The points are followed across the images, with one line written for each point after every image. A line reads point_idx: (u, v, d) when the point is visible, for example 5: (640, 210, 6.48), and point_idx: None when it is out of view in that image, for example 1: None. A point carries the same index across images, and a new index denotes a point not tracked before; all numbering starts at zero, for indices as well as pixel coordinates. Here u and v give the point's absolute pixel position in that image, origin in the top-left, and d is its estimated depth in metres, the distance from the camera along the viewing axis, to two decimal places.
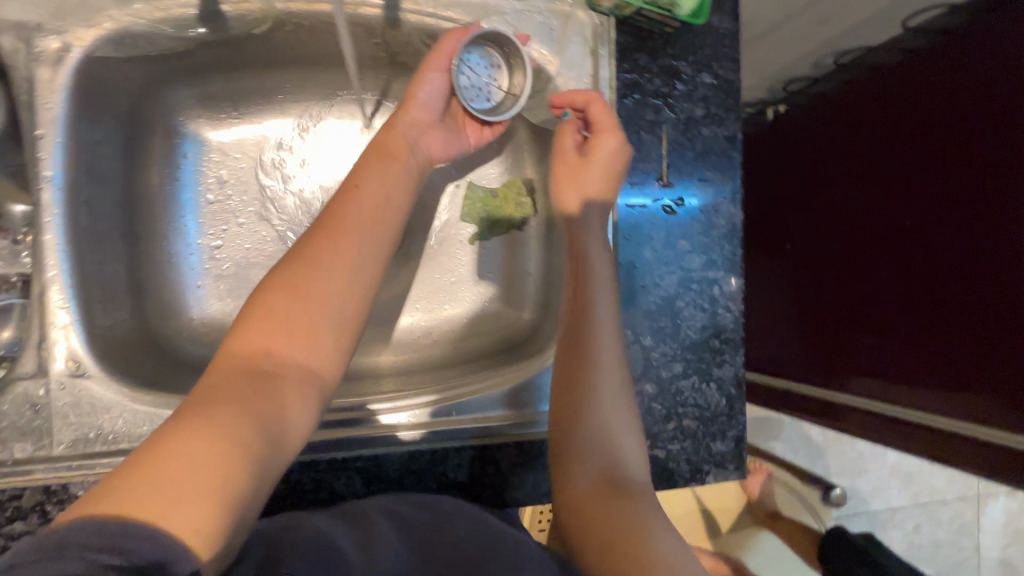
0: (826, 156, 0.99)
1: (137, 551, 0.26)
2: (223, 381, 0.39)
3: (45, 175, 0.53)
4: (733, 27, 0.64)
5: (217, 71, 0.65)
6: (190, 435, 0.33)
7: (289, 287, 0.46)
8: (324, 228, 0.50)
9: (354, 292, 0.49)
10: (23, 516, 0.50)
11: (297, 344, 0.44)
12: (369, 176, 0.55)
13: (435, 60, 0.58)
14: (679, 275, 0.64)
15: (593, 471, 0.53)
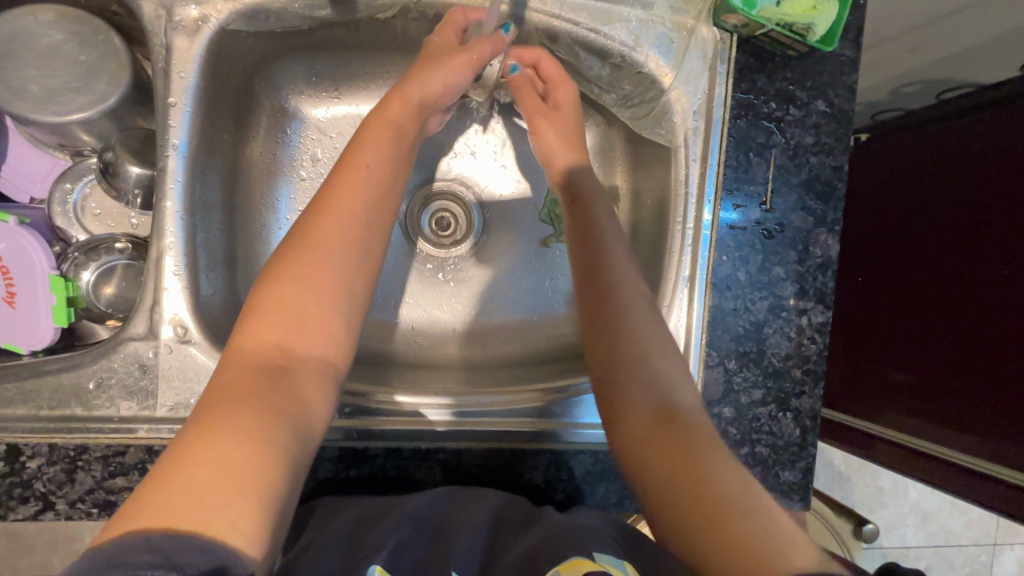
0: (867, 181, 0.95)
1: (192, 564, 0.30)
2: (239, 378, 0.41)
3: (171, 142, 0.54)
4: (854, 54, 0.63)
5: (329, 51, 0.65)
6: (220, 436, 0.36)
7: (296, 279, 0.46)
8: (321, 208, 0.49)
9: (366, 271, 0.49)
10: (125, 472, 0.51)
11: (309, 336, 0.45)
12: (369, 151, 0.53)
13: (463, 56, 0.59)
14: (770, 302, 0.64)
15: (648, 402, 0.51)
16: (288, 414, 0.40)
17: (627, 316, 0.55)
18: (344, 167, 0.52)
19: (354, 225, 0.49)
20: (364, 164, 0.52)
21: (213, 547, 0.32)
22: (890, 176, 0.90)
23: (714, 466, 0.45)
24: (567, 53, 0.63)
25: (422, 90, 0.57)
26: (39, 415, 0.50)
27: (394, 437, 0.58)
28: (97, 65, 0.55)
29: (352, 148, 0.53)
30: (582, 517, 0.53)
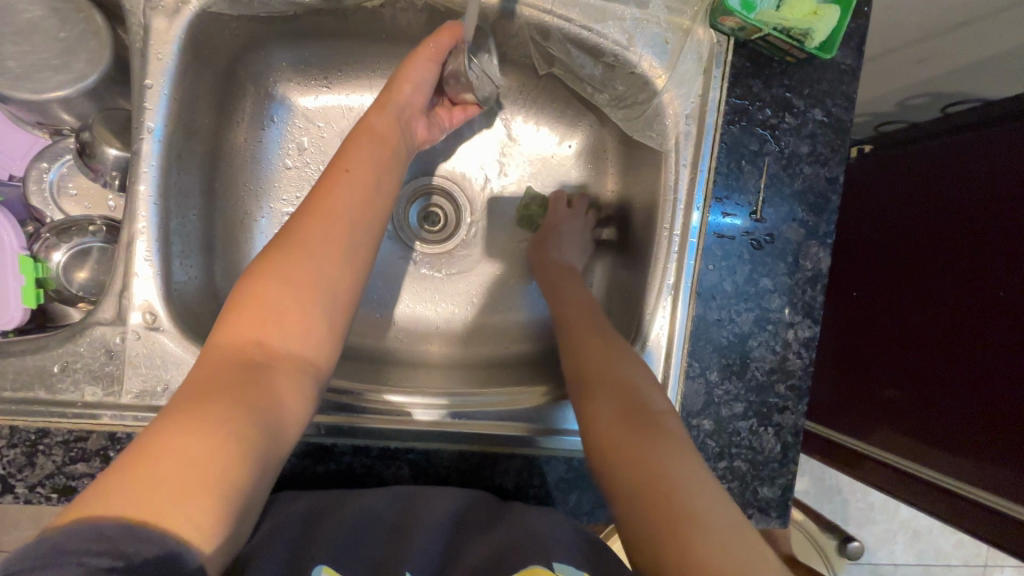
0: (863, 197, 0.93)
1: (138, 552, 0.30)
2: (213, 374, 0.40)
3: (147, 126, 0.53)
4: (855, 63, 0.61)
5: (317, 38, 0.63)
6: (192, 429, 0.35)
7: (277, 278, 0.45)
8: (305, 210, 0.49)
9: (348, 273, 0.49)
10: (87, 458, 0.51)
11: (287, 334, 0.44)
12: (353, 157, 0.53)
13: (423, 54, 0.59)
14: (756, 314, 0.62)
15: (612, 409, 0.52)
16: (257, 410, 0.39)
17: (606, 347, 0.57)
18: (329, 173, 0.52)
19: (339, 228, 0.49)
20: (346, 169, 0.52)
21: (160, 538, 0.31)
22: (890, 192, 0.88)
23: (679, 476, 0.45)
24: (559, 50, 0.62)
25: (392, 95, 0.58)
26: (1, 396, 0.50)
27: (364, 435, 0.57)
28: (76, 43, 0.54)
29: (340, 156, 0.53)
30: (547, 518, 0.52)
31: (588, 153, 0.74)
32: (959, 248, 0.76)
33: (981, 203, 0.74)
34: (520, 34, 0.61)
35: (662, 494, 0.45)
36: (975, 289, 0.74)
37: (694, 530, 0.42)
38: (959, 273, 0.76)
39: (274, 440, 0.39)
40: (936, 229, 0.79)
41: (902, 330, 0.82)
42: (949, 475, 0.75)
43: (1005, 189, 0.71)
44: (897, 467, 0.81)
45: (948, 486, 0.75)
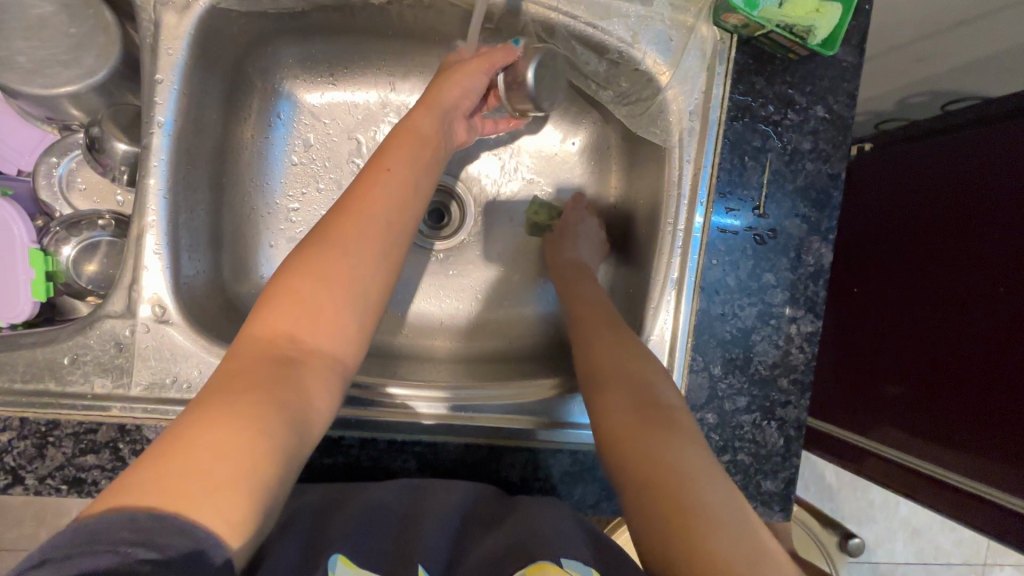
0: (866, 197, 0.93)
1: (172, 546, 0.30)
2: (245, 368, 0.41)
3: (157, 120, 0.53)
4: (857, 60, 0.62)
5: (325, 35, 0.64)
6: (222, 421, 0.36)
7: (314, 275, 0.45)
8: (343, 207, 0.48)
9: (382, 273, 0.48)
10: (96, 450, 0.51)
11: (320, 334, 0.44)
12: (393, 154, 0.52)
13: (475, 64, 0.60)
14: (759, 309, 0.63)
15: (626, 402, 0.52)
16: (283, 404, 0.39)
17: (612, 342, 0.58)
18: (367, 170, 0.52)
19: (378, 228, 0.48)
20: (385, 167, 0.51)
21: (192, 530, 0.31)
22: (891, 190, 0.89)
23: (696, 476, 0.45)
24: (564, 47, 0.62)
25: (441, 96, 0.58)
26: (11, 388, 0.50)
27: (370, 428, 0.57)
28: (86, 39, 0.55)
29: (380, 156, 0.53)
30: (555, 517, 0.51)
31: (592, 149, 0.75)
32: (962, 248, 0.77)
33: (984, 201, 0.75)
34: (526, 31, 0.62)
35: (678, 490, 0.44)
36: (978, 287, 0.74)
37: (707, 526, 0.42)
38: (964, 271, 0.76)
39: (301, 437, 0.40)
40: (939, 228, 0.80)
41: (907, 329, 0.83)
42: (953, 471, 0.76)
43: (1009, 188, 0.72)
44: (899, 462, 0.82)
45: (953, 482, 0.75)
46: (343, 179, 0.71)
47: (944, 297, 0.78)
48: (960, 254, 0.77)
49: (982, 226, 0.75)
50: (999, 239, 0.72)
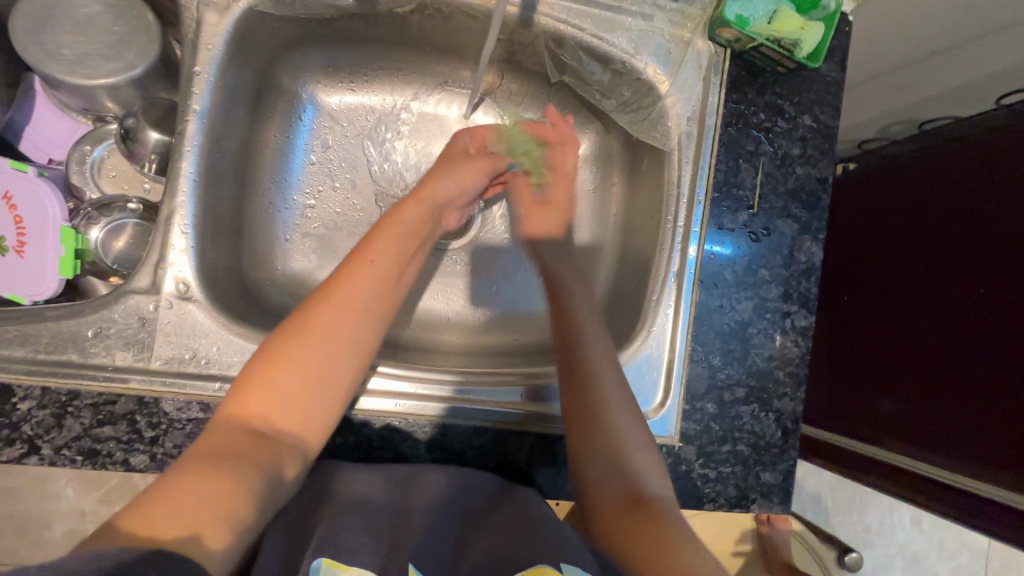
0: (854, 212, 0.99)
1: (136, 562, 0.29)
2: (221, 444, 0.42)
3: (192, 108, 0.56)
4: (839, 76, 0.67)
5: (349, 42, 0.69)
6: (198, 479, 0.38)
7: (292, 360, 0.46)
8: (328, 293, 0.50)
9: (356, 364, 0.50)
10: (114, 422, 0.52)
11: (293, 419, 0.46)
12: (378, 247, 0.55)
13: (484, 163, 0.70)
14: (755, 303, 0.66)
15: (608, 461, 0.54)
16: (259, 465, 0.42)
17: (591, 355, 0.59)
18: (352, 259, 0.54)
19: (359, 313, 0.50)
20: (371, 260, 0.53)
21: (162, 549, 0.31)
22: (878, 204, 0.94)
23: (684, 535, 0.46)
24: (570, 58, 0.67)
25: (434, 193, 0.64)
26: (33, 358, 0.51)
27: (380, 408, 0.60)
28: (129, 36, 0.59)
29: (366, 246, 0.55)
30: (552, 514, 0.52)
31: (595, 159, 0.79)
32: (946, 258, 0.81)
33: (969, 216, 0.79)
34: (536, 42, 0.67)
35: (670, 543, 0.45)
36: (963, 293, 0.78)
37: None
38: (953, 282, 0.79)
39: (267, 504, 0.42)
40: (926, 241, 0.84)
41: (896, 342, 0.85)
42: (961, 473, 0.76)
43: (994, 200, 0.76)
44: (895, 467, 0.82)
45: (961, 486, 0.75)
46: (357, 180, 0.75)
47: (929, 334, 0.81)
48: (943, 264, 0.81)
49: (964, 236, 0.79)
50: (981, 248, 0.76)
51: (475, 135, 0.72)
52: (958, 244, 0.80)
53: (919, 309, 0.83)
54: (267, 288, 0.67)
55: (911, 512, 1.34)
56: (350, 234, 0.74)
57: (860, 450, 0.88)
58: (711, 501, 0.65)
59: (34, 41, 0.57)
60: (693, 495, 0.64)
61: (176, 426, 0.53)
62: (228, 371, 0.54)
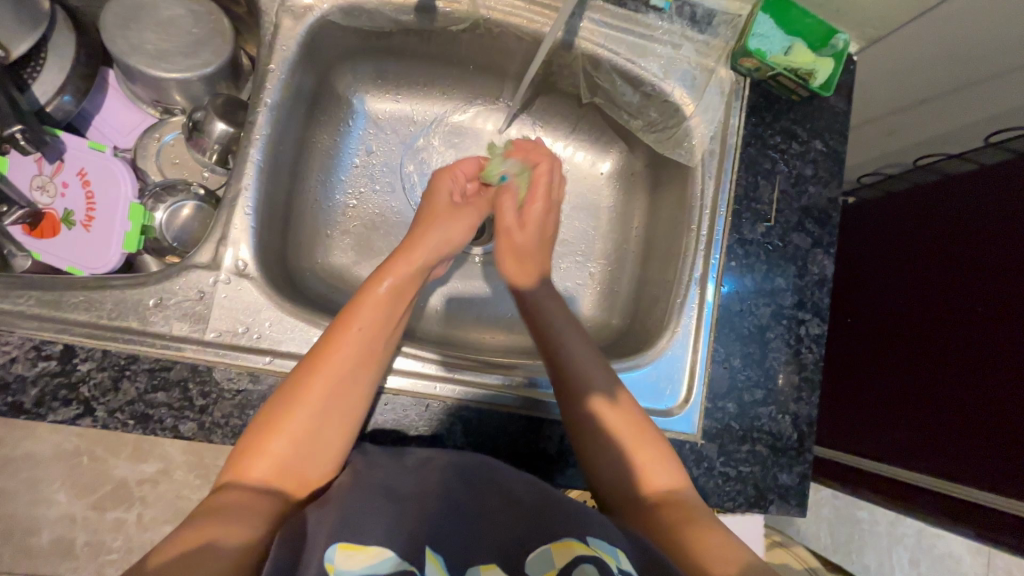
0: (854, 241, 1.04)
1: None
2: (222, 502, 0.45)
3: (265, 101, 0.62)
4: (846, 107, 0.74)
5: (401, 58, 0.75)
6: (216, 526, 0.42)
7: (281, 428, 0.49)
8: (312, 360, 0.51)
9: (348, 423, 0.52)
10: (167, 388, 0.53)
11: (288, 481, 0.48)
12: (363, 310, 0.55)
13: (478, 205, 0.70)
14: (773, 309, 0.70)
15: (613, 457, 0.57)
16: (256, 510, 0.45)
17: (585, 363, 0.60)
18: (338, 324, 0.54)
19: (346, 382, 0.51)
20: (356, 326, 0.54)
21: None
22: (877, 232, 0.99)
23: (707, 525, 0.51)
24: (604, 79, 0.73)
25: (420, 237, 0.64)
26: (97, 322, 0.54)
27: (422, 391, 0.62)
28: (205, 37, 0.64)
29: (353, 309, 0.55)
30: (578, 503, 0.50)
31: (619, 177, 0.83)
32: (936, 279, 0.86)
33: (957, 239, 0.84)
34: (574, 65, 0.72)
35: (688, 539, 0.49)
36: (952, 310, 0.82)
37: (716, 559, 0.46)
38: (943, 301, 0.84)
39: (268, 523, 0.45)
40: (918, 264, 0.89)
41: (896, 361, 0.89)
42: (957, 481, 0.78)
43: (983, 223, 0.81)
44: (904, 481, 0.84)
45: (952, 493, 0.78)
46: (397, 184, 0.80)
47: (924, 352, 0.85)
48: (934, 284, 0.86)
49: (953, 258, 0.84)
50: (970, 267, 0.82)
51: (464, 165, 0.72)
52: (948, 266, 0.85)
53: (914, 328, 0.87)
54: (308, 278, 0.70)
55: None
56: (386, 233, 0.78)
57: (869, 467, 0.89)
58: (732, 500, 0.66)
59: (122, 35, 0.62)
60: (716, 492, 0.66)
61: (225, 397, 0.54)
62: (281, 344, 0.57)
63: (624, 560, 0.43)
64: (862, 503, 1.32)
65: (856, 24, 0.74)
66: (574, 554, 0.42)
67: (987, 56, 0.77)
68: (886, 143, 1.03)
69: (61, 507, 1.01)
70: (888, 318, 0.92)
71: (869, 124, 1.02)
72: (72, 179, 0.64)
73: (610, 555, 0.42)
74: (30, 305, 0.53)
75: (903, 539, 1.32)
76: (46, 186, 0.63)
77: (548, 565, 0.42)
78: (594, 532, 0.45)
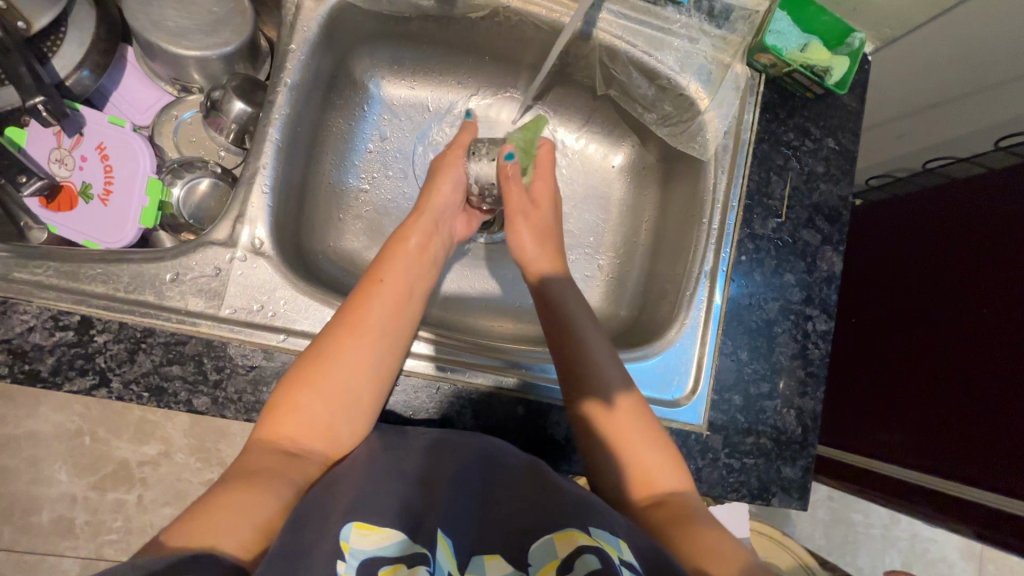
0: (860, 242, 1.05)
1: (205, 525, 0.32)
2: (257, 462, 0.46)
3: (284, 81, 0.62)
4: (859, 107, 0.75)
5: (419, 44, 0.75)
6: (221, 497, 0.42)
7: (312, 384, 0.50)
8: (340, 317, 0.53)
9: (378, 380, 0.53)
10: (182, 361, 0.54)
11: (325, 437, 0.49)
12: (388, 267, 0.58)
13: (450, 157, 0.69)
14: (781, 304, 0.71)
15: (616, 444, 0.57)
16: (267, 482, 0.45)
17: (586, 353, 0.61)
18: (364, 281, 0.56)
19: (376, 334, 0.53)
20: (381, 280, 0.56)
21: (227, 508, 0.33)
22: (882, 234, 1.00)
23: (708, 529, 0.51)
24: (620, 71, 0.73)
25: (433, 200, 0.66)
26: (113, 295, 0.54)
27: (430, 375, 0.62)
28: (226, 17, 0.64)
29: (377, 268, 0.58)
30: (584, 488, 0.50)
31: (630, 171, 0.84)
32: (940, 285, 0.86)
33: (963, 241, 0.85)
34: (591, 56, 0.73)
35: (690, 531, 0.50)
36: (958, 310, 0.83)
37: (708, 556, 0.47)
38: (947, 302, 0.85)
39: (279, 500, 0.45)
40: (924, 266, 0.90)
41: (901, 361, 0.89)
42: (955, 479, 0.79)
43: (991, 226, 0.82)
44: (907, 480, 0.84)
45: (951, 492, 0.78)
46: (409, 171, 0.80)
47: (929, 352, 0.85)
48: (939, 289, 0.86)
49: (960, 260, 0.85)
50: (976, 269, 0.82)
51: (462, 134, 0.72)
52: (954, 268, 0.85)
53: (917, 329, 0.88)
54: (320, 260, 0.70)
55: (902, 557, 1.33)
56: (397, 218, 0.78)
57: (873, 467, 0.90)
58: (735, 491, 0.67)
59: (143, 12, 0.62)
60: (720, 483, 0.66)
61: (239, 372, 0.55)
62: (294, 323, 0.57)
63: (627, 552, 0.42)
64: (858, 506, 1.33)
65: (873, 24, 0.74)
66: (577, 545, 0.41)
67: (999, 61, 0.77)
68: (894, 147, 1.04)
69: (63, 486, 1.02)
70: (891, 319, 0.93)
71: (878, 127, 1.03)
72: (91, 153, 0.65)
73: (612, 547, 0.42)
74: (48, 276, 0.53)
75: (897, 542, 1.33)
76: (64, 159, 0.64)
77: (550, 556, 0.41)
78: (597, 520, 0.45)
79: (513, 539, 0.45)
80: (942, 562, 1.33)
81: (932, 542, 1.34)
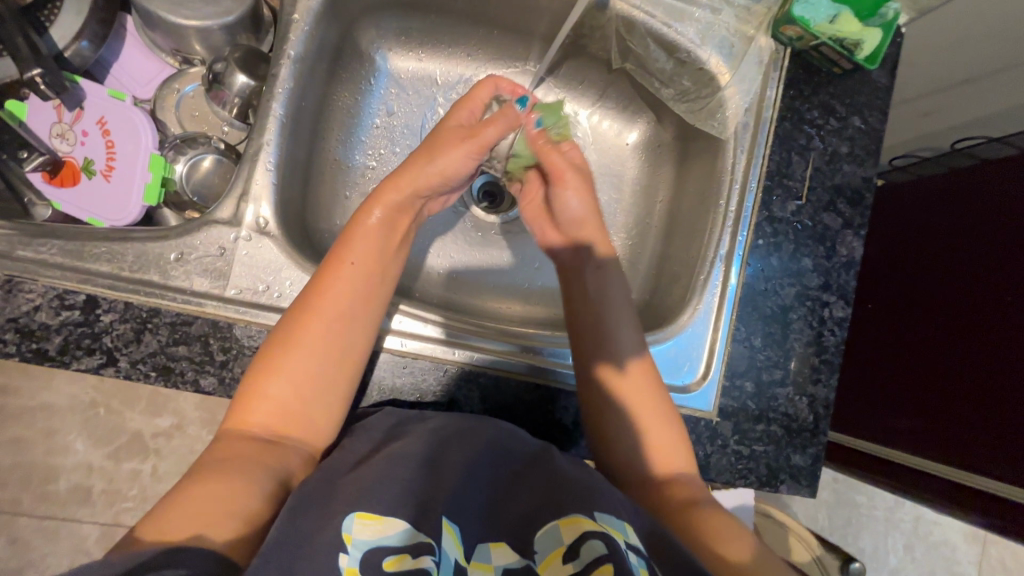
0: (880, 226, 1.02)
1: None
2: (230, 451, 0.45)
3: (288, 53, 0.60)
4: (889, 83, 0.71)
5: (427, 13, 0.72)
6: (220, 480, 0.42)
7: (278, 370, 0.49)
8: (303, 300, 0.52)
9: (349, 366, 0.51)
10: (189, 342, 0.53)
11: (299, 426, 0.49)
12: (354, 245, 0.55)
13: (468, 143, 0.58)
14: (797, 289, 0.69)
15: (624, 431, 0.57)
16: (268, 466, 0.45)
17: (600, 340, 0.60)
18: (330, 262, 0.54)
19: (343, 318, 0.51)
20: (349, 260, 0.54)
21: None
22: (904, 218, 0.97)
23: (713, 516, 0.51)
24: (637, 44, 0.70)
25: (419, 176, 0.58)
26: (119, 274, 0.53)
27: (437, 356, 0.61)
28: None
29: (342, 247, 0.55)
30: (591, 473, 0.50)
31: (645, 149, 0.81)
32: (961, 272, 0.83)
33: (988, 227, 0.82)
34: (606, 27, 0.70)
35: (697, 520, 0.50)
36: (979, 299, 0.80)
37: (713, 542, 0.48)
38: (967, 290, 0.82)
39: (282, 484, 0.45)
40: (946, 252, 0.87)
41: (916, 349, 0.87)
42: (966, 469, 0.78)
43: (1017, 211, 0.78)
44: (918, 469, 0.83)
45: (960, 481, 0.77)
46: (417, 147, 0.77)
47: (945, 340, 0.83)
48: (959, 276, 0.84)
49: (983, 246, 0.81)
50: (999, 256, 0.79)
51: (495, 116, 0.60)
52: (976, 255, 0.82)
53: (934, 316, 0.86)
54: (326, 238, 0.69)
55: (905, 539, 1.33)
56: None
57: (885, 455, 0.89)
58: (743, 478, 0.66)
59: None
60: (728, 470, 0.66)
61: (246, 353, 0.54)
62: None
63: (633, 536, 0.42)
64: (863, 488, 1.33)
65: None
66: (582, 531, 0.41)
67: None
68: (922, 125, 1.00)
69: (79, 456, 1.04)
70: (909, 306, 0.90)
71: (906, 104, 0.99)
72: (93, 128, 0.64)
73: (617, 530, 0.41)
74: (53, 254, 0.52)
75: (900, 524, 1.33)
76: (65, 134, 0.63)
77: (556, 543, 0.42)
78: (604, 505, 0.44)
79: (519, 526, 0.45)
80: (945, 545, 1.33)
81: (935, 525, 1.34)
